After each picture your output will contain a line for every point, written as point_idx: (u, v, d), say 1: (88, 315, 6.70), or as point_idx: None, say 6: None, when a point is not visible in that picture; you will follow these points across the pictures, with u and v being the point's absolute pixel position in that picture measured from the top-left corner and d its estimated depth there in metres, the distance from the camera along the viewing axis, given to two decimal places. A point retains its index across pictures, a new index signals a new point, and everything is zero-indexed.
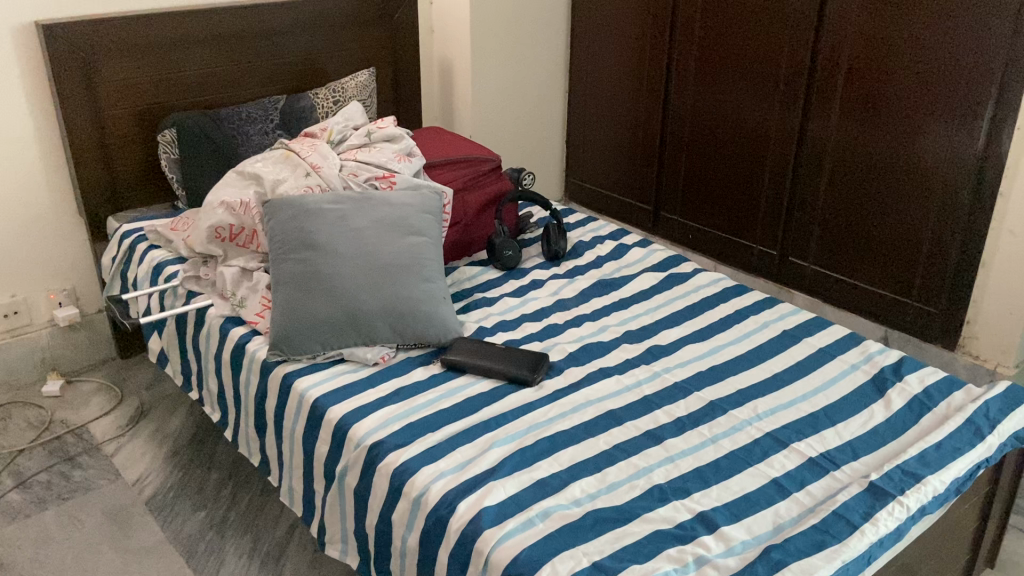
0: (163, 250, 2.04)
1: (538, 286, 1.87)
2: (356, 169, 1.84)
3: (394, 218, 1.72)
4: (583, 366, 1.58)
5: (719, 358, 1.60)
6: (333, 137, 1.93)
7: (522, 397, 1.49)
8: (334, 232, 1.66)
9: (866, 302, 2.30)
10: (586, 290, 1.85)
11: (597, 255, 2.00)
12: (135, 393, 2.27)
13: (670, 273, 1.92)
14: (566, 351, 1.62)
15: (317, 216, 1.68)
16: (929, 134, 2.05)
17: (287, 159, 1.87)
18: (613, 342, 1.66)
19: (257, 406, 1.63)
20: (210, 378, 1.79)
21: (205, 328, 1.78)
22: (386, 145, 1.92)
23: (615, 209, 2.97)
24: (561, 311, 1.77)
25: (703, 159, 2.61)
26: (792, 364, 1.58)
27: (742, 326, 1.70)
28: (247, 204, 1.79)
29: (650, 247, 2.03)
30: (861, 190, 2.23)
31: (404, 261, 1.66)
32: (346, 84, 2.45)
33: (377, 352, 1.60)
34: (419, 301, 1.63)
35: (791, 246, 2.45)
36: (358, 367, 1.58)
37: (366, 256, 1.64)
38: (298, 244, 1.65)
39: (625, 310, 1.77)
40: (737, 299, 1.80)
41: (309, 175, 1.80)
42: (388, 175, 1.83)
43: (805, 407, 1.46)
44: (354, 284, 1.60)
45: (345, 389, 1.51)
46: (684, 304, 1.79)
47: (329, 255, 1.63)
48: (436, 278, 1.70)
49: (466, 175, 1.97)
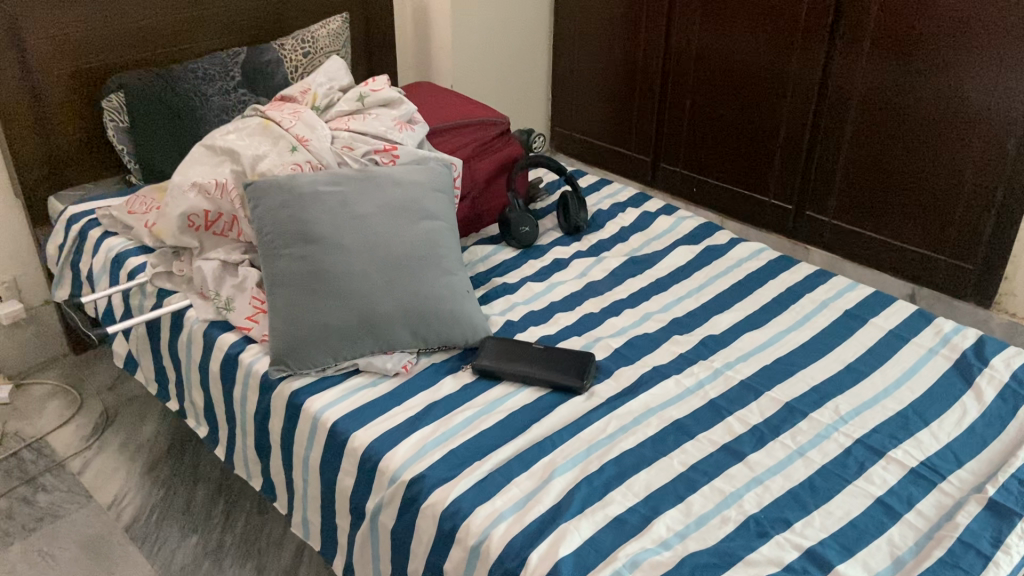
0: (121, 237, 1.77)
1: (561, 268, 1.67)
2: (351, 140, 1.58)
3: (404, 200, 1.48)
4: (633, 365, 1.40)
5: (783, 347, 1.43)
6: (318, 101, 1.66)
7: (574, 410, 1.30)
8: (336, 220, 1.42)
9: (893, 260, 2.17)
10: (617, 271, 1.65)
11: (622, 226, 1.80)
12: (97, 396, 2.02)
13: (706, 245, 1.73)
14: (611, 347, 1.44)
15: (315, 202, 1.44)
16: (971, 78, 1.87)
17: (266, 130, 1.61)
18: (662, 334, 1.47)
19: (258, 426, 1.41)
20: (195, 390, 1.57)
21: (186, 334, 1.54)
22: (382, 111, 1.65)
23: (609, 160, 2.76)
24: (594, 298, 1.58)
25: (709, 110, 2.41)
26: (864, 353, 1.41)
27: (799, 308, 1.53)
28: (224, 184, 1.55)
29: (678, 214, 1.84)
30: (889, 143, 2.06)
31: (420, 252, 1.44)
32: (317, 33, 2.15)
33: (398, 360, 1.39)
34: (441, 298, 1.42)
35: (808, 200, 2.28)
36: (377, 379, 1.37)
37: (377, 249, 1.41)
38: (294, 237, 1.41)
39: (665, 293, 1.59)
40: (787, 275, 1.63)
41: (295, 150, 1.55)
42: (390, 147, 1.58)
43: (891, 405, 1.30)
44: (367, 283, 1.38)
45: (367, 410, 1.30)
46: (727, 283, 1.61)
47: (334, 249, 1.40)
48: (457, 268, 1.48)
49: (473, 142, 1.74)
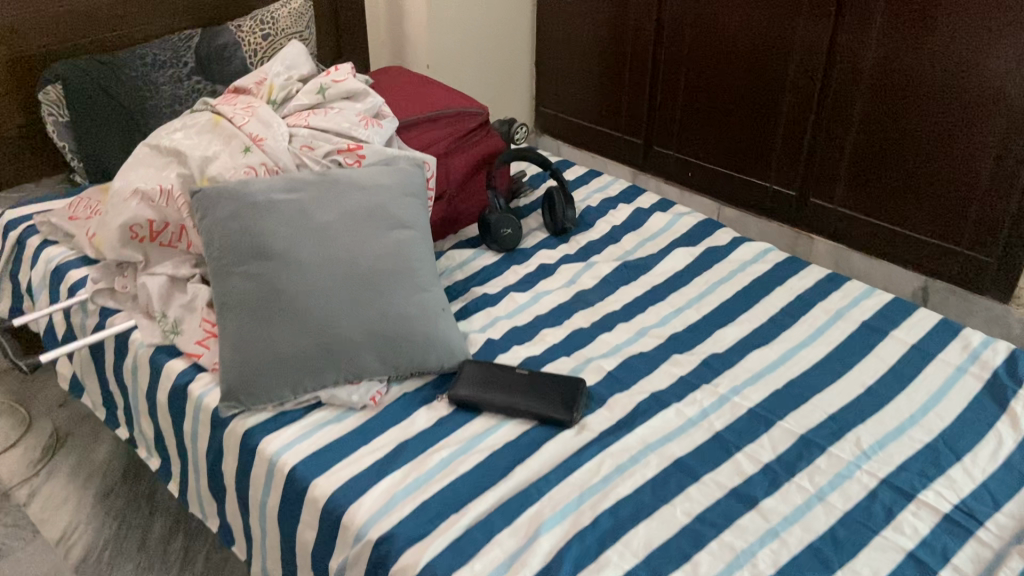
0: (62, 247, 1.60)
1: (546, 275, 1.51)
2: (311, 139, 1.41)
3: (370, 206, 1.32)
4: (629, 391, 1.25)
5: (795, 368, 1.28)
6: (275, 94, 1.49)
7: (563, 447, 1.16)
8: (293, 232, 1.26)
9: (903, 251, 2.03)
10: (609, 277, 1.50)
11: (613, 225, 1.64)
12: (46, 415, 1.86)
13: (706, 246, 1.58)
14: (604, 370, 1.29)
15: (269, 212, 1.28)
16: (992, 55, 1.71)
17: (217, 129, 1.44)
18: (660, 353, 1.32)
19: (211, 465, 1.26)
20: (144, 420, 1.41)
21: (131, 359, 1.38)
22: (346, 104, 1.47)
23: (598, 142, 2.60)
24: (585, 310, 1.43)
25: (705, 89, 2.25)
26: (885, 373, 1.27)
27: (811, 319, 1.38)
28: (169, 191, 1.38)
29: (674, 210, 1.68)
30: (900, 126, 1.90)
31: (389, 267, 1.28)
32: (277, 13, 1.96)
33: (365, 392, 1.23)
34: (413, 318, 1.27)
35: (811, 186, 2.13)
36: (342, 413, 1.22)
37: (340, 264, 1.25)
38: (246, 252, 1.25)
39: (663, 303, 1.44)
40: (795, 280, 1.48)
41: (248, 151, 1.38)
42: (355, 145, 1.41)
43: (918, 435, 1.16)
44: (330, 305, 1.23)
45: (330, 452, 1.15)
46: (729, 290, 1.46)
47: (291, 265, 1.24)
48: (432, 283, 1.33)
49: (450, 136, 1.56)
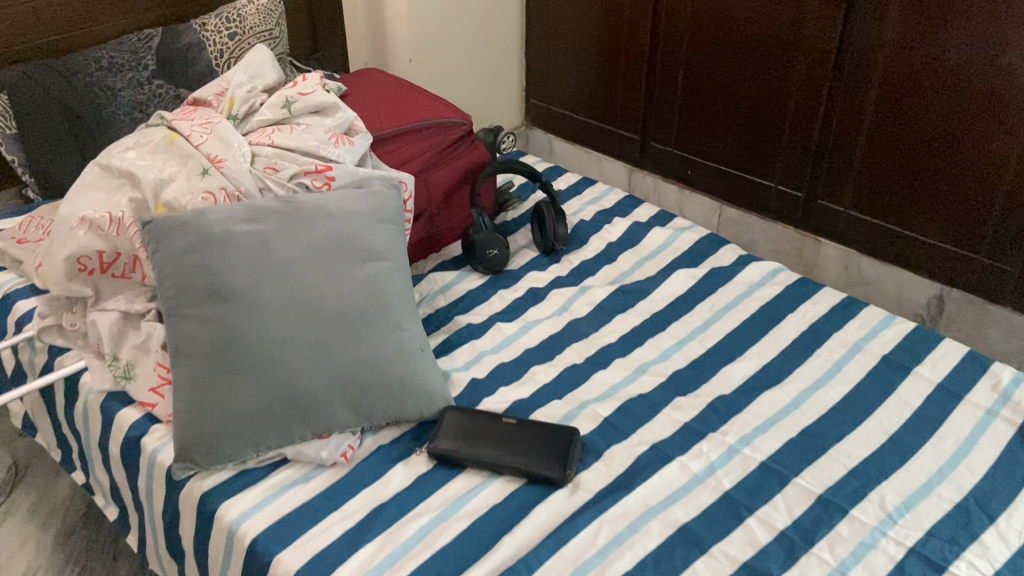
0: (10, 273, 1.47)
1: (537, 301, 1.39)
2: (275, 160, 1.28)
3: (338, 236, 1.19)
4: (627, 442, 1.13)
5: (809, 413, 1.17)
6: (236, 108, 1.36)
7: (555, 512, 1.04)
8: (253, 269, 1.13)
9: (917, 257, 1.90)
10: (605, 303, 1.37)
11: (608, 242, 1.51)
12: (5, 447, 1.75)
13: (709, 266, 1.45)
14: (600, 416, 1.17)
15: (226, 245, 1.14)
16: (1016, 52, 1.57)
17: (173, 148, 1.30)
18: (661, 396, 1.20)
19: (168, 528, 1.14)
20: (98, 468, 1.30)
21: (81, 404, 1.27)
22: (314, 120, 1.34)
23: (592, 136, 2.46)
24: (578, 343, 1.31)
25: (706, 82, 2.11)
26: (908, 419, 1.15)
27: (825, 353, 1.27)
28: (120, 219, 1.25)
29: (674, 225, 1.55)
30: (915, 125, 1.77)
31: (361, 305, 1.15)
32: (243, 10, 1.81)
33: (335, 447, 1.11)
34: (389, 363, 1.14)
35: (820, 186, 2.00)
36: (311, 471, 1.10)
37: (306, 305, 1.13)
38: (199, 292, 1.12)
39: (664, 334, 1.31)
40: (807, 306, 1.35)
41: (205, 174, 1.25)
42: (324, 166, 1.27)
43: (947, 494, 1.05)
44: (294, 351, 1.10)
45: (295, 520, 1.03)
46: (736, 319, 1.34)
47: (250, 307, 1.11)
48: (410, 320, 1.20)
49: (430, 150, 1.42)
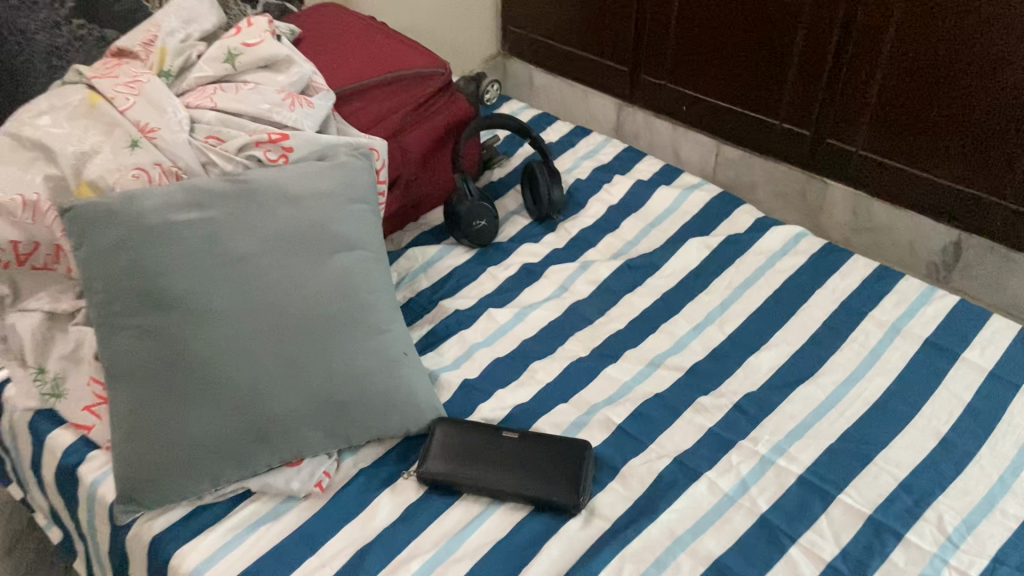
0: None
1: (531, 280, 1.22)
2: (219, 127, 1.08)
3: (299, 224, 1.00)
4: (645, 455, 0.99)
5: (849, 412, 1.03)
6: (168, 63, 1.13)
7: (569, 548, 0.90)
8: (202, 268, 0.95)
9: (934, 204, 1.75)
10: (609, 282, 1.20)
11: (608, 205, 1.34)
12: None
13: (723, 233, 1.28)
14: (612, 423, 1.02)
15: (165, 239, 0.95)
16: None
17: (96, 113, 1.06)
18: (681, 396, 1.05)
19: (116, 570, 0.98)
20: (34, 488, 1.13)
21: (6, 421, 1.09)
22: (265, 78, 1.13)
23: (577, 68, 2.25)
24: (581, 330, 1.14)
25: (705, 9, 1.89)
26: (961, 415, 1.02)
27: (862, 337, 1.12)
28: (35, 203, 0.99)
29: (680, 183, 1.38)
30: (941, 62, 1.58)
31: (333, 307, 0.98)
32: None
33: (308, 477, 0.95)
34: (368, 374, 0.97)
35: (829, 125, 1.83)
36: (280, 505, 0.94)
37: (267, 310, 0.95)
38: (135, 299, 0.93)
39: (679, 317, 1.16)
40: (836, 279, 1.20)
41: (134, 146, 1.04)
42: (278, 134, 1.07)
43: (1012, 509, 0.92)
44: (254, 368, 0.93)
45: (266, 569, 0.88)
46: (758, 298, 1.18)
47: (200, 315, 0.93)
48: (391, 319, 1.03)
49: (403, 106, 1.23)
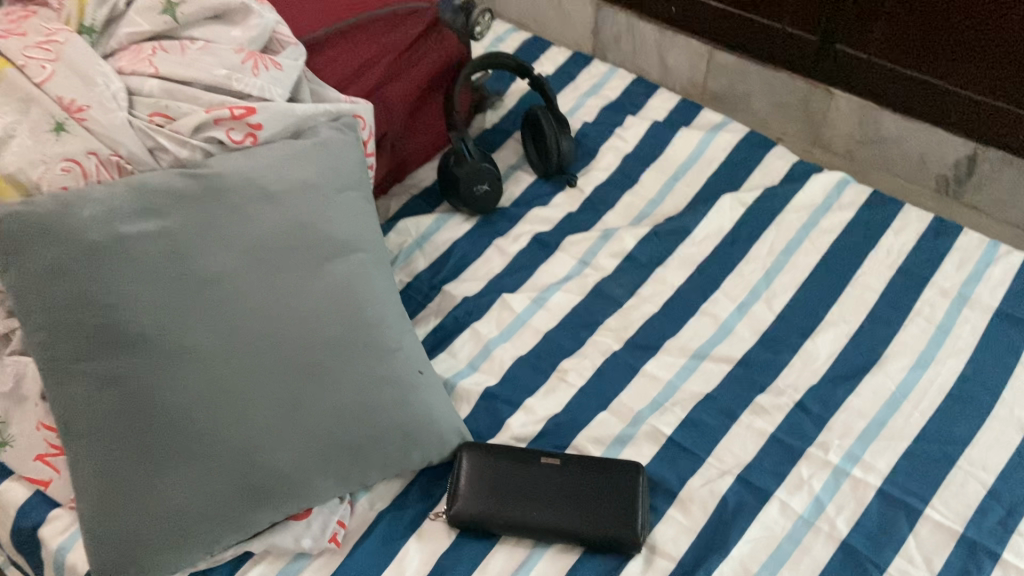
0: None
1: (547, 254, 1.05)
2: (165, 100, 0.87)
3: (283, 229, 0.83)
4: (704, 472, 0.87)
5: (924, 406, 0.92)
6: (89, 16, 0.87)
7: None
8: (167, 296, 0.77)
9: (976, 119, 1.35)
10: (637, 253, 1.05)
11: (622, 154, 1.16)
12: None
13: (757, 185, 1.13)
14: (662, 434, 0.89)
15: (120, 261, 0.76)
16: None
17: (3, 84, 0.81)
18: (734, 395, 0.92)
19: None
20: None
21: None
22: (218, 34, 0.91)
23: None
24: (611, 314, 0.99)
25: None
26: None
27: (927, 310, 0.99)
28: None
29: (701, 123, 1.21)
30: None
31: (332, 328, 0.82)
32: None
33: (321, 531, 0.81)
34: (380, 407, 0.82)
35: (847, 22, 1.38)
36: (291, 566, 0.81)
37: (253, 341, 0.78)
38: (91, 341, 0.75)
39: (720, 294, 1.01)
40: (889, 238, 1.06)
41: (59, 131, 0.81)
42: (243, 109, 0.87)
43: None
44: (248, 415, 0.77)
45: None
46: (805, 266, 1.04)
47: (171, 355, 0.76)
48: (398, 331, 0.87)
49: (385, 57, 1.03)
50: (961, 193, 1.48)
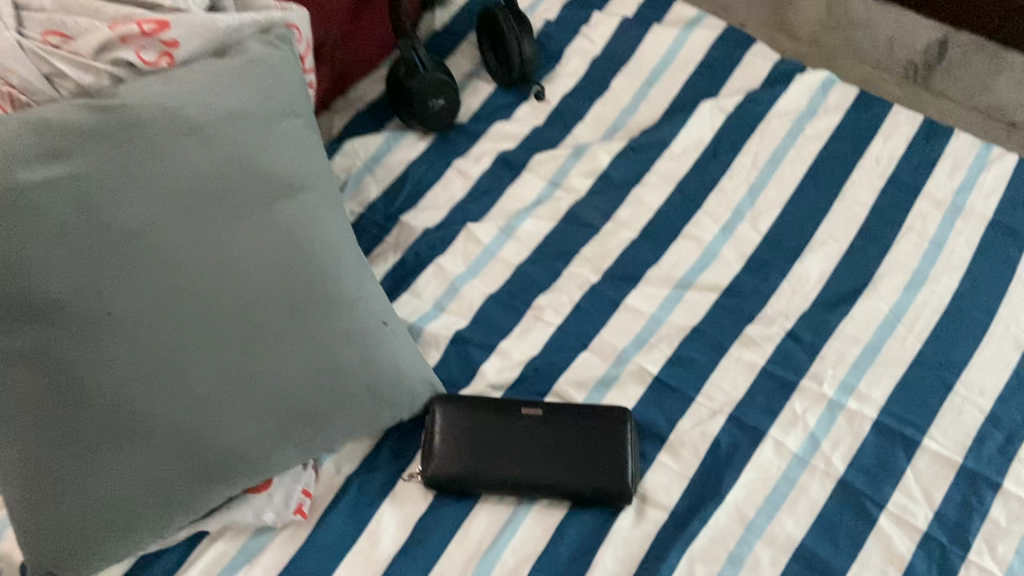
0: None
1: (513, 177, 0.96)
2: (59, 16, 0.74)
3: (218, 169, 0.72)
4: (694, 413, 0.82)
5: (920, 329, 0.87)
6: None
7: (627, 554, 0.75)
8: (80, 256, 0.66)
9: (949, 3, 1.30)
10: (611, 172, 0.96)
11: (589, 59, 1.06)
12: None
13: (737, 89, 1.03)
14: (648, 374, 0.83)
15: (22, 218, 0.66)
16: None
17: None
18: (722, 326, 0.86)
19: None
20: None
21: None
22: None
23: None
24: (587, 242, 0.91)
25: None
26: None
27: (920, 223, 0.93)
28: None
29: (673, 20, 1.10)
30: None
31: (279, 280, 0.72)
32: None
33: (284, 503, 0.74)
34: (340, 365, 0.73)
35: None
36: (252, 541, 0.74)
37: (188, 301, 0.69)
38: (3, 310, 0.65)
39: (703, 214, 0.93)
40: (878, 144, 0.99)
41: None
42: (154, 24, 0.74)
43: None
44: (193, 384, 0.68)
45: None
46: (791, 179, 0.96)
47: (92, 323, 0.66)
48: (356, 277, 0.78)
49: None
50: (931, 80, 1.27)
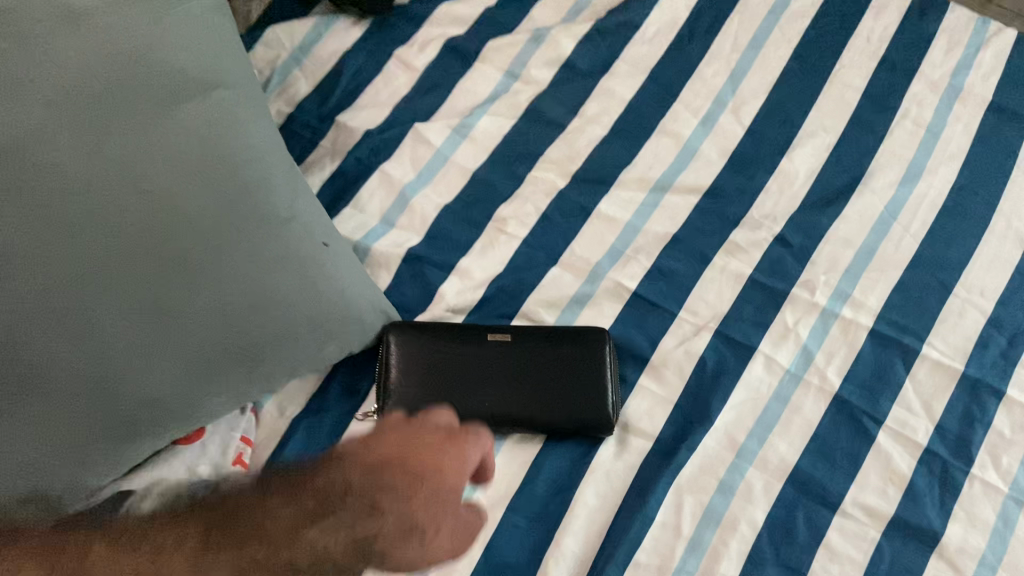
0: None
1: (465, 68, 0.84)
2: None
3: (111, 61, 0.60)
4: (676, 329, 0.74)
5: (916, 226, 0.79)
6: None
7: (609, 487, 0.68)
8: None
9: None
10: (575, 60, 0.85)
11: None
12: None
13: None
14: (625, 289, 0.75)
15: None
16: None
17: None
18: (704, 232, 0.78)
19: None
20: None
21: None
22: None
23: None
24: (552, 142, 0.81)
25: None
26: None
27: (915, 108, 0.85)
28: None
29: None
30: None
31: (198, 192, 0.61)
32: None
33: (220, 455, 0.65)
34: (278, 292, 0.62)
35: None
36: None
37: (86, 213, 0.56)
38: None
39: (680, 105, 0.84)
40: (869, 21, 0.89)
41: None
42: None
43: None
44: (100, 318, 0.56)
45: None
46: (776, 63, 0.86)
47: None
48: (290, 193, 0.67)
49: None
50: None
